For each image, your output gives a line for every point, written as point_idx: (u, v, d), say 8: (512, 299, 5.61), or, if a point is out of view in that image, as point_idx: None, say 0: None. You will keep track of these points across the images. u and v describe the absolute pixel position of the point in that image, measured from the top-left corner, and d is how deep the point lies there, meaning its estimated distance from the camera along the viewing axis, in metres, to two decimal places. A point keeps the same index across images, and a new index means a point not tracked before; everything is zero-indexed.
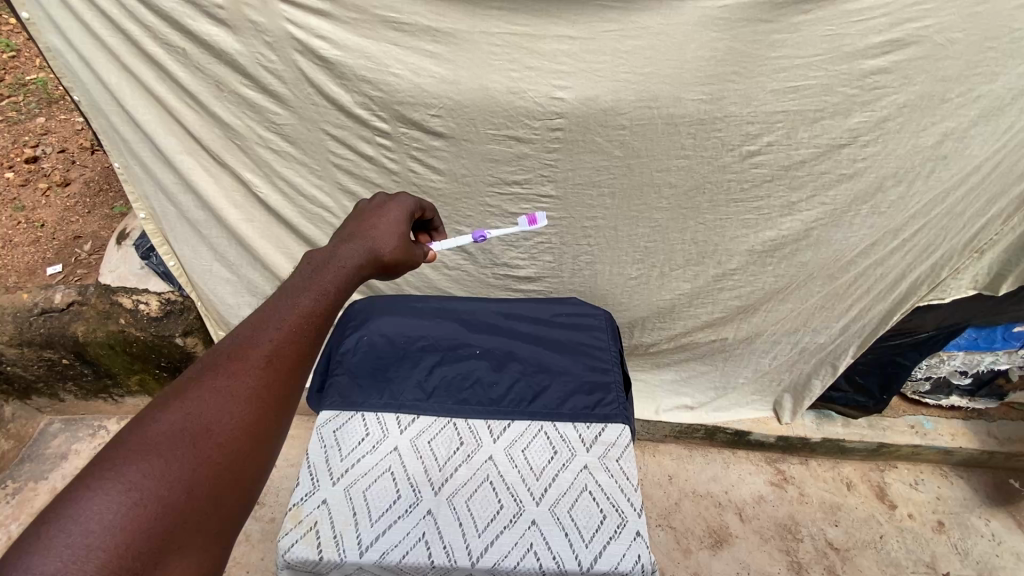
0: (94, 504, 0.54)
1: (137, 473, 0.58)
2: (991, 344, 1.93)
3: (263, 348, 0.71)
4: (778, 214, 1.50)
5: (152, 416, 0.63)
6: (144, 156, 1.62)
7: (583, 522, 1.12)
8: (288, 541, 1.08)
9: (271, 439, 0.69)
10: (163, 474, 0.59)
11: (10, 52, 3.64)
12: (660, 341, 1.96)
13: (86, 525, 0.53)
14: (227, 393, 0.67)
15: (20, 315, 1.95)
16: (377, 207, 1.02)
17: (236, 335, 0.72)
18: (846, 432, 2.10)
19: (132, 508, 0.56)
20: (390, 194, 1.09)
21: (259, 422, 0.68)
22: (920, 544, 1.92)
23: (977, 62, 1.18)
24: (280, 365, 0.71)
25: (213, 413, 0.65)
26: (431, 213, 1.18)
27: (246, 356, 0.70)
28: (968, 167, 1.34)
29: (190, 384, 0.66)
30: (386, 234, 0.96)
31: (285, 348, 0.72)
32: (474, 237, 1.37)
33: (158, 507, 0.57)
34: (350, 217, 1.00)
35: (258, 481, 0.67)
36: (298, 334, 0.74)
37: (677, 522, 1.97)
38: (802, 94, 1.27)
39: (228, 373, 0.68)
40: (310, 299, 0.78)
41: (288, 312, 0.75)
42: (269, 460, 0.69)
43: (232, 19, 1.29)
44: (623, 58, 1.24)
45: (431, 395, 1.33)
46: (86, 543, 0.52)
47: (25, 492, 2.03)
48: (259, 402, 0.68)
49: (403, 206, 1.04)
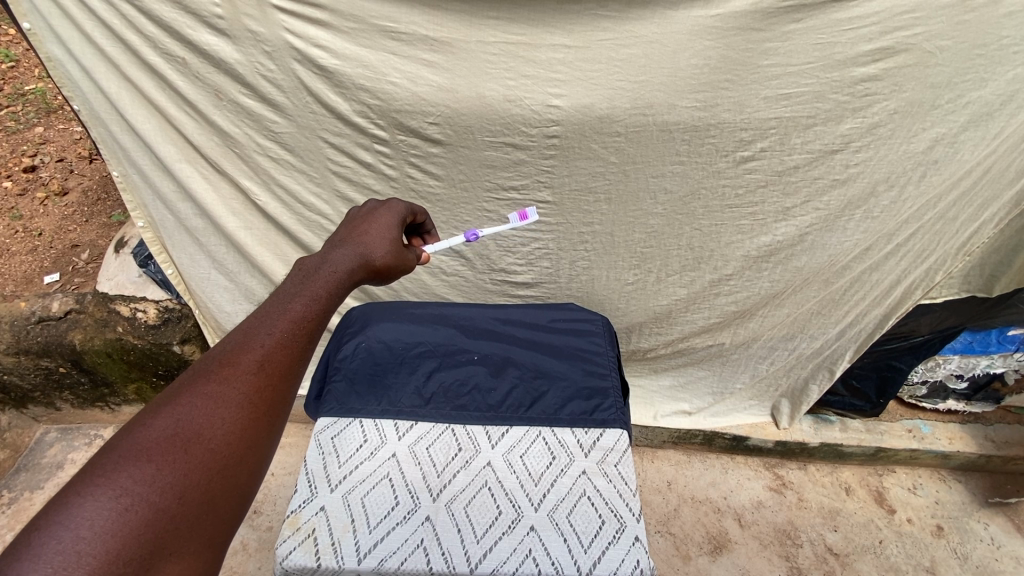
0: (85, 511, 0.55)
1: (129, 479, 0.58)
2: (986, 348, 1.94)
3: (256, 353, 0.71)
4: (772, 220, 1.52)
5: (143, 421, 0.63)
6: (144, 164, 1.63)
7: (582, 527, 1.12)
8: (287, 548, 1.08)
9: (264, 445, 0.69)
10: (154, 480, 0.60)
11: (9, 62, 3.66)
12: (657, 346, 1.96)
13: (77, 531, 0.54)
14: (219, 398, 0.67)
15: (17, 323, 1.95)
16: (370, 212, 1.02)
17: (229, 340, 0.72)
18: (844, 436, 2.11)
19: (123, 515, 0.56)
20: (384, 199, 1.09)
21: (251, 428, 0.67)
22: (920, 549, 1.92)
23: (966, 69, 1.20)
24: (273, 370, 0.71)
25: (205, 419, 0.65)
26: (422, 217, 1.18)
27: (238, 361, 0.70)
28: (959, 172, 1.36)
29: (182, 390, 0.67)
30: (380, 239, 0.96)
31: (278, 353, 0.72)
32: (467, 238, 1.39)
33: (149, 513, 0.58)
34: (344, 222, 1.00)
35: (251, 486, 0.67)
36: (291, 338, 0.73)
37: (677, 528, 1.97)
38: (794, 100, 1.28)
39: (221, 379, 0.68)
40: (303, 304, 0.78)
41: (281, 317, 0.75)
42: (263, 465, 0.69)
43: (231, 28, 1.30)
44: (618, 66, 1.25)
45: (430, 401, 1.34)
46: (77, 549, 0.53)
47: (21, 502, 2.02)
48: (251, 407, 0.68)
49: (396, 211, 1.05)
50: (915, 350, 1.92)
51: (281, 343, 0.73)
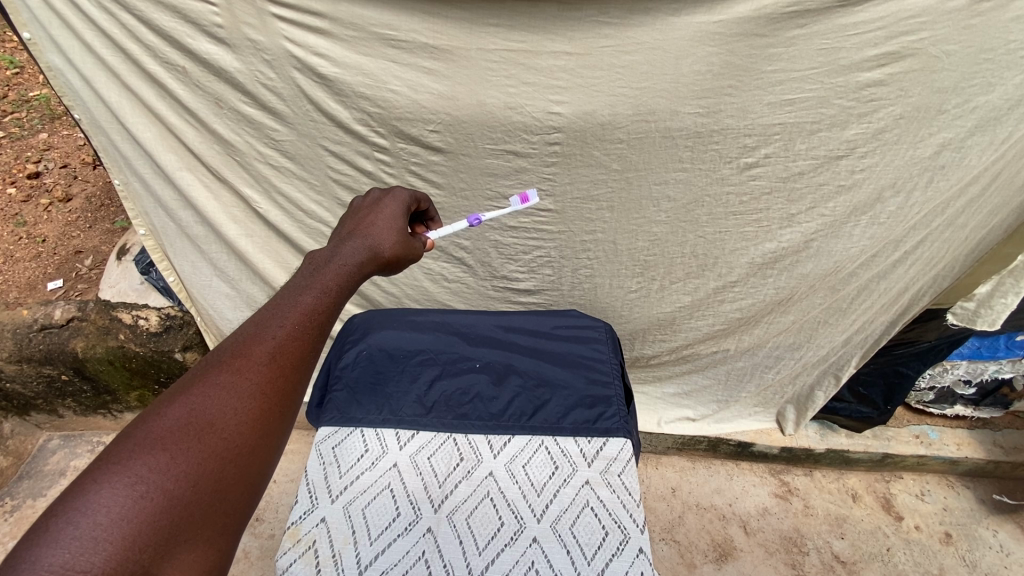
0: (101, 498, 0.54)
1: (144, 467, 0.57)
2: (995, 353, 1.91)
3: (268, 344, 0.70)
4: (777, 226, 1.50)
5: (157, 410, 0.62)
6: (145, 173, 1.63)
7: (585, 539, 1.10)
8: (286, 561, 1.07)
9: (276, 435, 0.68)
10: (169, 468, 0.59)
11: (13, 69, 3.69)
12: (661, 353, 1.95)
13: (94, 518, 0.53)
14: (232, 388, 0.66)
15: (19, 332, 1.95)
16: (374, 204, 1.01)
17: (241, 332, 0.71)
18: (849, 442, 2.09)
19: (138, 502, 0.55)
20: (387, 189, 1.08)
21: (263, 418, 0.66)
22: (928, 557, 1.89)
23: (973, 74, 1.18)
24: (285, 361, 0.70)
25: (219, 409, 0.64)
26: (425, 204, 1.17)
27: (249, 352, 0.69)
28: (966, 177, 1.34)
29: (195, 381, 0.66)
30: (386, 231, 0.95)
31: (289, 345, 0.71)
32: (469, 222, 1.35)
33: (164, 501, 0.57)
34: (347, 215, 0.99)
35: (262, 476, 0.66)
36: (301, 331, 0.72)
37: (681, 535, 1.95)
38: (799, 106, 1.27)
39: (233, 370, 0.67)
40: (313, 297, 0.77)
41: (292, 309, 0.74)
42: (273, 456, 0.68)
43: (231, 37, 1.30)
44: (620, 73, 1.24)
45: (431, 410, 1.32)
46: (93, 536, 0.52)
47: (23, 510, 2.01)
48: (263, 398, 0.67)
49: (401, 201, 1.03)
50: (922, 356, 1.89)
51: (292, 335, 0.71)
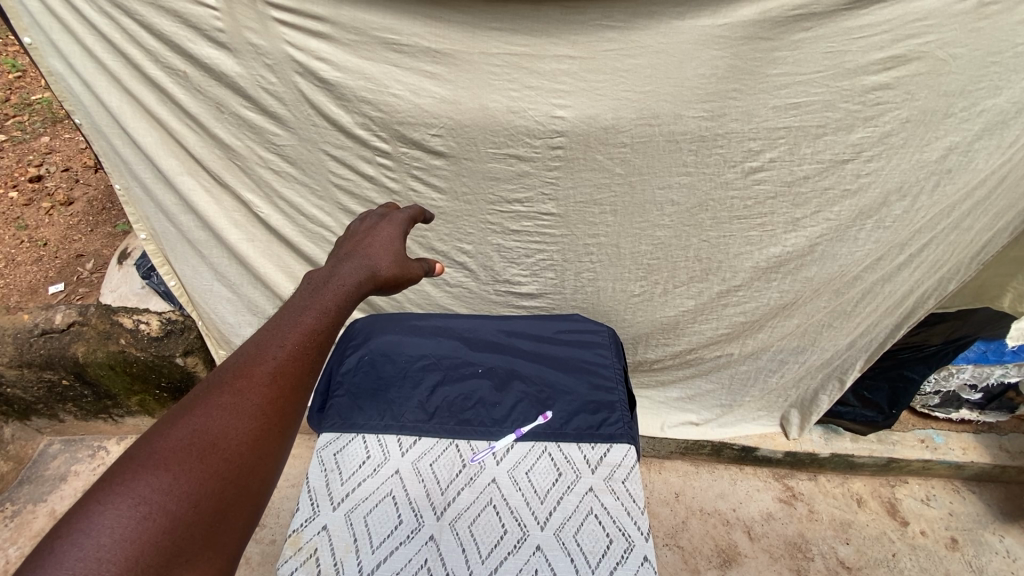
0: (105, 518, 0.53)
1: (146, 487, 0.57)
2: (1000, 357, 1.87)
3: (269, 364, 0.69)
4: (782, 231, 1.49)
5: (160, 431, 0.62)
6: (145, 178, 1.62)
7: (589, 547, 1.08)
8: (288, 569, 1.06)
9: (276, 453, 0.66)
10: (172, 488, 0.58)
11: (15, 73, 3.72)
12: (665, 357, 1.94)
13: (99, 539, 0.52)
14: (233, 408, 0.65)
15: (19, 336, 1.95)
16: (371, 227, 1.03)
17: (242, 352, 0.71)
18: (854, 447, 2.08)
19: (142, 522, 0.55)
20: (386, 213, 1.10)
21: (264, 438, 0.65)
22: (934, 562, 1.87)
23: (980, 77, 1.17)
24: (286, 381, 0.68)
25: (221, 428, 0.63)
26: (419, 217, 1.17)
27: (251, 372, 0.68)
28: (973, 180, 1.33)
29: (197, 401, 0.65)
30: (383, 252, 0.95)
31: (291, 364, 0.70)
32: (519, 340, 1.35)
33: (166, 521, 0.56)
34: (345, 237, 1.00)
35: (262, 497, 0.65)
36: (302, 350, 0.72)
37: (685, 541, 1.93)
38: (804, 110, 1.26)
39: (234, 390, 0.66)
40: (313, 315, 0.76)
41: (292, 330, 0.73)
42: (274, 474, 0.67)
43: (232, 42, 1.29)
44: (623, 76, 1.24)
45: (433, 415, 1.31)
46: (97, 557, 0.51)
47: (24, 515, 2.00)
48: (265, 418, 0.66)
49: (397, 224, 1.05)
50: (929, 360, 1.86)
51: (293, 354, 0.71)
